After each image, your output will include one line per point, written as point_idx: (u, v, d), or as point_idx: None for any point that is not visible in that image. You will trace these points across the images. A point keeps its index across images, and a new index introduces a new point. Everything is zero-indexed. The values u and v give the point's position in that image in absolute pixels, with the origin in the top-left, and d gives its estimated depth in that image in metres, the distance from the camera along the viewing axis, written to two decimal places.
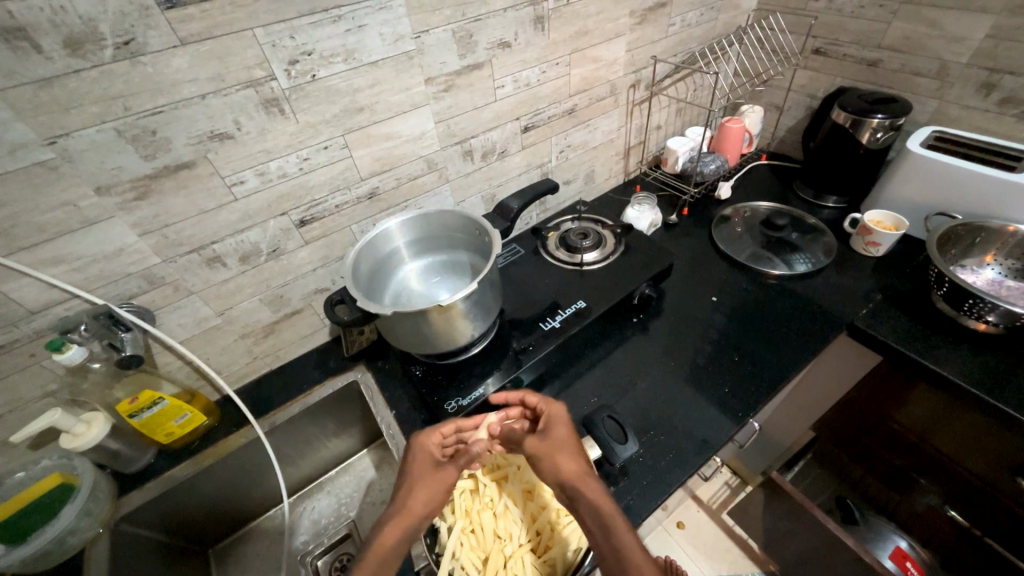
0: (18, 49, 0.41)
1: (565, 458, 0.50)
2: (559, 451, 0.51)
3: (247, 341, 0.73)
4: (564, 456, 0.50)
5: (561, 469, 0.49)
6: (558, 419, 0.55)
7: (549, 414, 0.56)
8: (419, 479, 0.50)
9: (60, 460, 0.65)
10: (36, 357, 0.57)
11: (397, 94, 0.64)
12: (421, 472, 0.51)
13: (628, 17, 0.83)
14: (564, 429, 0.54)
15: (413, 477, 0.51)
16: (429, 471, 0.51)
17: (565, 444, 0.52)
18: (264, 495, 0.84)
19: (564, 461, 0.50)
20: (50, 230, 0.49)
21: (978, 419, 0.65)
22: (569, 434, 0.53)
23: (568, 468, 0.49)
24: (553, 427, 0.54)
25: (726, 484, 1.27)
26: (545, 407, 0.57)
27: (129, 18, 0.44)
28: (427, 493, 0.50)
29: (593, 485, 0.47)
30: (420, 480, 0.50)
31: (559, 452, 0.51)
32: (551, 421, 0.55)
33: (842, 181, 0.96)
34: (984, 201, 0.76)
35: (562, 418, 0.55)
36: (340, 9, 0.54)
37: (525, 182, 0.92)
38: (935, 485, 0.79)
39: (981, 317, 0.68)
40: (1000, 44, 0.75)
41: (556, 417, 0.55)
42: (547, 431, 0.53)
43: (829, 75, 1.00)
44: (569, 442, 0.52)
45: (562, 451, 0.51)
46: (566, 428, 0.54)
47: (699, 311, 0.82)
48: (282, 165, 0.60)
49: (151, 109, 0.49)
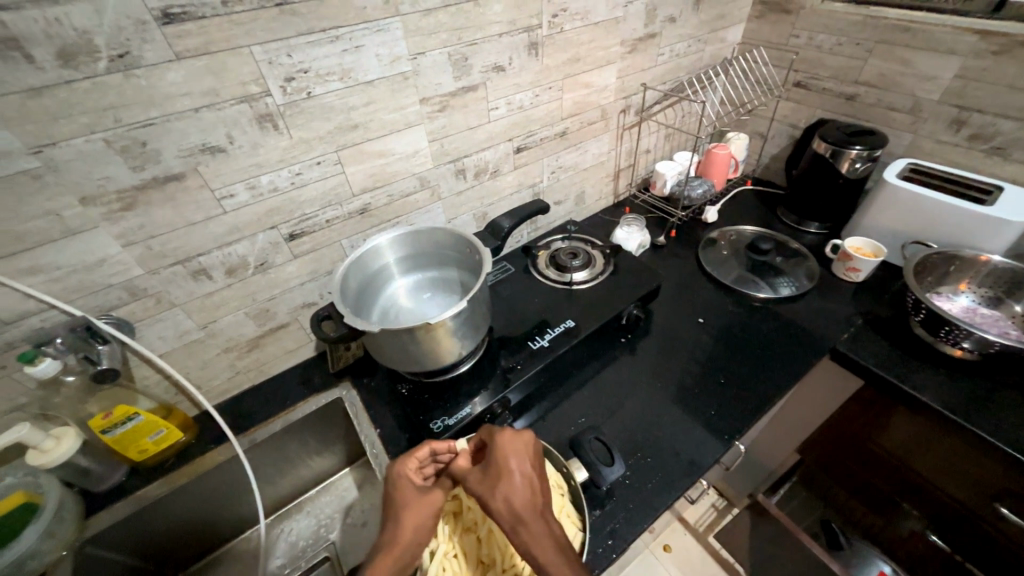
0: (9, 59, 0.41)
1: (509, 491, 0.45)
2: (502, 483, 0.46)
3: (230, 355, 0.71)
4: (510, 494, 0.45)
5: (501, 507, 0.44)
6: (510, 446, 0.49)
7: (499, 443, 0.50)
8: (405, 504, 0.47)
9: (25, 478, 0.62)
10: (6, 369, 0.54)
11: (391, 113, 0.65)
12: (403, 502, 0.48)
13: (619, 46, 0.86)
14: (516, 459, 0.48)
15: (395, 506, 0.48)
16: (414, 496, 0.48)
17: (510, 476, 0.46)
18: (241, 516, 0.81)
19: (506, 498, 0.44)
20: (30, 239, 0.48)
21: (955, 443, 0.66)
22: (520, 463, 0.48)
23: (509, 508, 0.44)
24: (501, 458, 0.48)
25: (712, 506, 1.28)
26: (498, 430, 0.52)
27: (124, 31, 0.44)
28: (416, 519, 0.46)
29: (537, 530, 0.42)
30: (409, 507, 0.47)
31: (506, 487, 0.45)
32: (500, 450, 0.49)
33: (824, 208, 0.99)
34: (957, 231, 0.79)
35: (515, 443, 0.50)
36: (337, 30, 0.55)
37: (517, 201, 0.93)
38: (917, 510, 0.79)
39: (957, 343, 0.70)
40: (969, 84, 0.80)
41: (506, 445, 0.50)
42: (493, 463, 0.48)
43: (810, 107, 1.04)
44: (518, 473, 0.47)
45: (506, 485, 0.46)
46: (520, 456, 0.48)
47: (685, 333, 0.83)
48: (273, 180, 0.60)
49: (142, 121, 0.49)
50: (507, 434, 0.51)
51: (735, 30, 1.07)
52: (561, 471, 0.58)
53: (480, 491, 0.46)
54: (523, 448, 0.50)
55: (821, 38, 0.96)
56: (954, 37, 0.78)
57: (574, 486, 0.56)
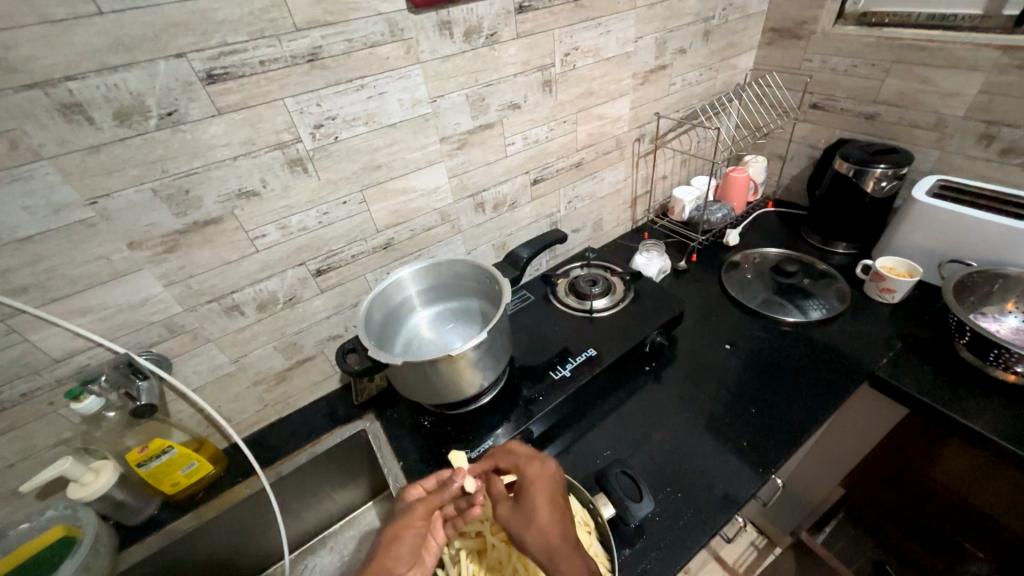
0: (73, 121, 0.45)
1: (542, 526, 0.44)
2: (535, 517, 0.45)
3: (259, 388, 0.73)
4: (544, 529, 0.44)
5: (535, 542, 0.44)
6: (539, 478, 0.48)
7: (527, 475, 0.49)
8: (409, 535, 0.47)
9: (65, 511, 0.65)
10: (55, 405, 0.58)
11: (413, 153, 0.68)
12: (414, 534, 0.47)
13: (631, 79, 0.88)
14: (546, 492, 0.47)
15: (409, 537, 0.47)
16: (423, 530, 0.48)
17: (543, 511, 0.45)
18: (266, 551, 0.81)
19: (541, 533, 0.44)
20: (82, 282, 0.52)
21: (1018, 479, 0.61)
22: (550, 497, 0.47)
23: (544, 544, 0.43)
24: (531, 490, 0.47)
25: (751, 545, 1.20)
26: (522, 460, 0.51)
27: (173, 92, 0.48)
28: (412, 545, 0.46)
29: (574, 564, 0.42)
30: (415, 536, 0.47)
31: (536, 520, 0.45)
32: (529, 483, 0.48)
33: (850, 228, 0.96)
34: (997, 249, 0.76)
35: (543, 475, 0.49)
36: (363, 79, 0.59)
37: (534, 231, 0.94)
38: (981, 553, 0.72)
39: (1009, 367, 0.66)
40: (995, 98, 0.78)
41: (535, 477, 0.49)
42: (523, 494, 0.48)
43: (828, 127, 1.03)
44: (550, 507, 0.46)
45: (540, 521, 0.45)
46: (549, 487, 0.48)
47: (711, 360, 0.81)
48: (302, 220, 0.63)
49: (186, 171, 0.53)
50: (532, 464, 0.50)
51: (746, 56, 1.08)
52: (588, 508, 0.56)
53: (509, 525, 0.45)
54: (550, 480, 0.49)
55: (835, 60, 0.96)
56: (975, 53, 0.77)
57: (602, 523, 0.54)
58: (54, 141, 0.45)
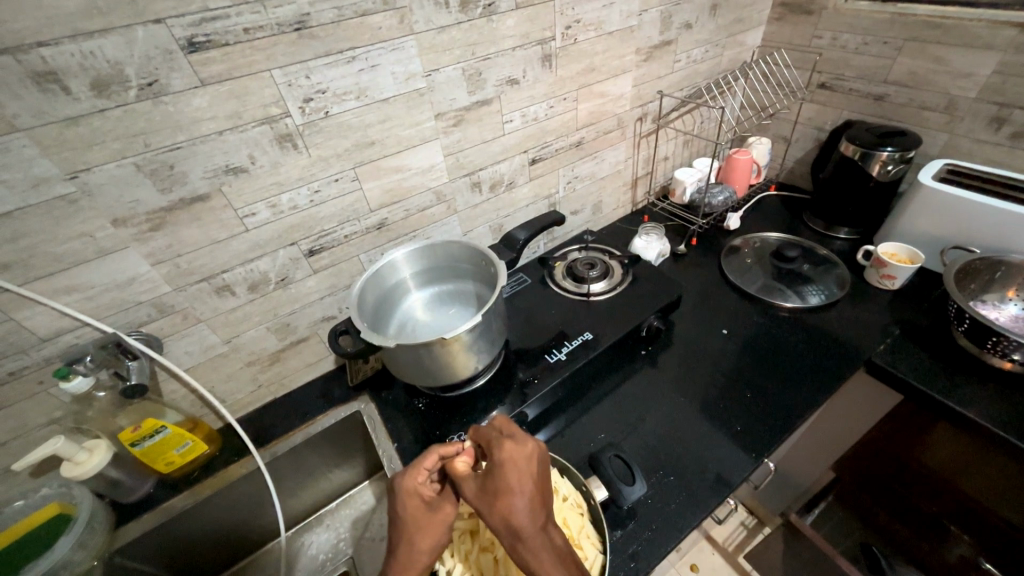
0: (47, 91, 0.43)
1: (509, 510, 0.42)
2: (502, 503, 0.43)
3: (253, 369, 0.73)
4: (510, 512, 0.42)
5: (501, 526, 0.42)
6: (511, 460, 0.45)
7: (498, 455, 0.46)
8: (410, 531, 0.47)
9: (60, 489, 0.65)
10: (44, 385, 0.57)
11: (407, 129, 0.66)
12: (407, 521, 0.47)
13: (634, 55, 0.85)
14: (517, 474, 0.45)
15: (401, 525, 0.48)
16: (419, 518, 0.47)
17: (511, 495, 0.43)
18: (264, 528, 0.82)
19: (505, 517, 0.42)
20: (66, 260, 0.51)
21: (1007, 464, 0.61)
22: (521, 479, 0.44)
23: (509, 527, 0.42)
24: (501, 472, 0.45)
25: (741, 525, 1.23)
26: (497, 442, 0.47)
27: (153, 60, 0.46)
28: (430, 541, 0.46)
29: (537, 549, 0.40)
30: (418, 531, 0.47)
31: (504, 503, 0.43)
32: (500, 464, 0.45)
33: (853, 213, 0.95)
34: (1002, 236, 0.74)
35: (516, 456, 0.46)
36: (354, 50, 0.56)
37: (532, 213, 0.92)
38: (966, 534, 0.73)
39: (1006, 355, 0.65)
40: (1008, 79, 0.75)
41: (506, 457, 0.46)
42: (492, 477, 0.45)
43: (835, 108, 1.01)
44: (519, 493, 0.43)
45: (506, 505, 0.43)
46: (520, 467, 0.45)
47: (708, 344, 0.81)
48: (293, 198, 0.62)
49: (170, 145, 0.51)
50: (504, 444, 0.47)
51: (754, 33, 1.05)
52: (581, 489, 0.57)
53: (479, 502, 0.45)
54: (523, 460, 0.46)
55: (846, 37, 0.93)
56: (992, 31, 0.74)
57: (594, 505, 0.55)
58: (30, 112, 0.43)
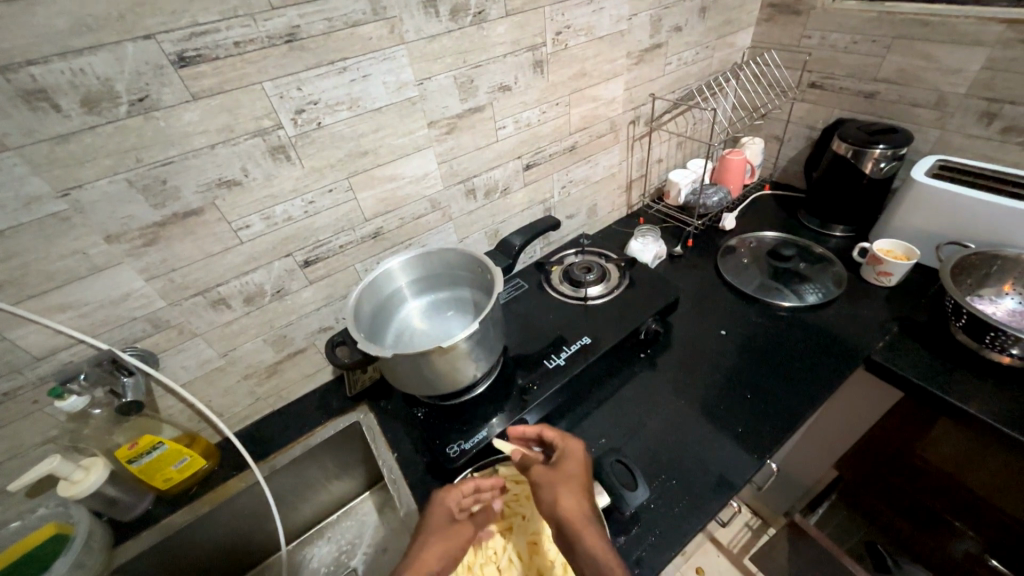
0: (37, 109, 0.43)
1: (573, 495, 0.49)
2: (564, 488, 0.50)
3: (250, 382, 0.72)
4: (572, 494, 0.49)
5: (565, 511, 0.48)
6: (574, 455, 0.54)
7: (566, 449, 0.55)
8: (437, 530, 0.49)
9: (57, 508, 0.64)
10: (39, 404, 0.56)
11: (400, 138, 0.66)
12: (435, 528, 0.49)
13: (625, 59, 0.86)
14: (579, 468, 0.53)
15: (428, 532, 0.49)
16: (446, 527, 0.50)
17: (575, 482, 0.51)
18: (265, 542, 0.81)
19: (568, 499, 0.49)
20: (59, 277, 0.50)
21: (1010, 459, 0.61)
22: (583, 472, 0.52)
23: (571, 510, 0.48)
24: (568, 462, 0.53)
25: (746, 526, 1.22)
26: (564, 439, 0.57)
27: (143, 76, 0.46)
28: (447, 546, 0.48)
29: (596, 531, 0.46)
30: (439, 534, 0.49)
31: (569, 486, 0.50)
32: (567, 455, 0.54)
33: (848, 210, 0.95)
34: (996, 230, 0.75)
35: (578, 453, 0.55)
36: (345, 61, 0.56)
37: (528, 218, 0.92)
38: (971, 530, 0.73)
39: (1004, 349, 0.65)
40: (997, 75, 0.76)
41: (572, 451, 0.55)
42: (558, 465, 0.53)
43: (826, 107, 1.01)
44: (581, 479, 0.51)
45: (571, 488, 0.50)
46: (580, 463, 0.53)
47: (707, 345, 0.80)
48: (287, 210, 0.61)
49: (162, 160, 0.50)
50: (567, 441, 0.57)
51: (744, 34, 1.05)
52: None
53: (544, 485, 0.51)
54: (583, 457, 0.54)
55: (835, 37, 0.93)
56: (979, 27, 0.75)
57: (597, 512, 0.54)
58: (19, 131, 0.43)
